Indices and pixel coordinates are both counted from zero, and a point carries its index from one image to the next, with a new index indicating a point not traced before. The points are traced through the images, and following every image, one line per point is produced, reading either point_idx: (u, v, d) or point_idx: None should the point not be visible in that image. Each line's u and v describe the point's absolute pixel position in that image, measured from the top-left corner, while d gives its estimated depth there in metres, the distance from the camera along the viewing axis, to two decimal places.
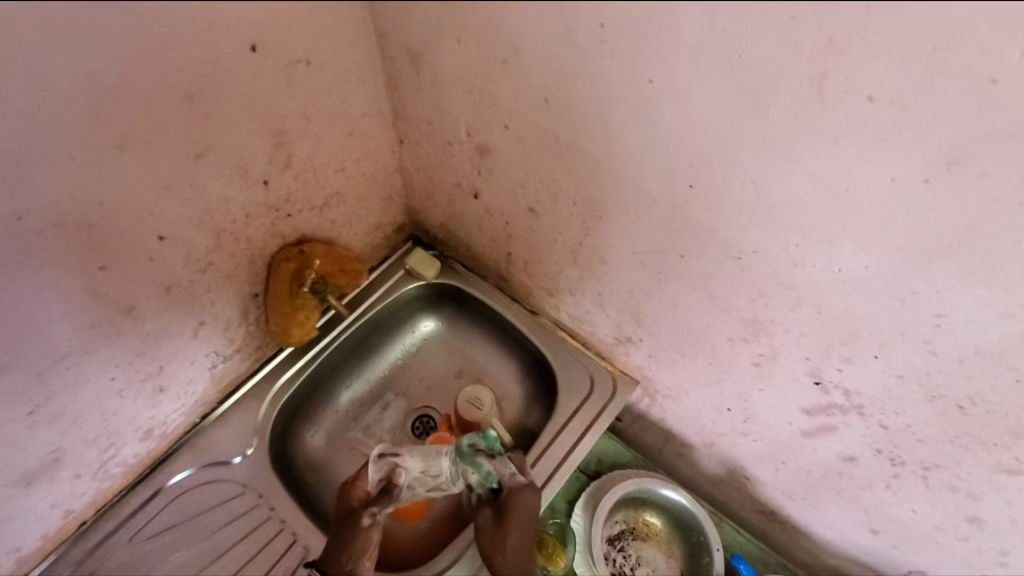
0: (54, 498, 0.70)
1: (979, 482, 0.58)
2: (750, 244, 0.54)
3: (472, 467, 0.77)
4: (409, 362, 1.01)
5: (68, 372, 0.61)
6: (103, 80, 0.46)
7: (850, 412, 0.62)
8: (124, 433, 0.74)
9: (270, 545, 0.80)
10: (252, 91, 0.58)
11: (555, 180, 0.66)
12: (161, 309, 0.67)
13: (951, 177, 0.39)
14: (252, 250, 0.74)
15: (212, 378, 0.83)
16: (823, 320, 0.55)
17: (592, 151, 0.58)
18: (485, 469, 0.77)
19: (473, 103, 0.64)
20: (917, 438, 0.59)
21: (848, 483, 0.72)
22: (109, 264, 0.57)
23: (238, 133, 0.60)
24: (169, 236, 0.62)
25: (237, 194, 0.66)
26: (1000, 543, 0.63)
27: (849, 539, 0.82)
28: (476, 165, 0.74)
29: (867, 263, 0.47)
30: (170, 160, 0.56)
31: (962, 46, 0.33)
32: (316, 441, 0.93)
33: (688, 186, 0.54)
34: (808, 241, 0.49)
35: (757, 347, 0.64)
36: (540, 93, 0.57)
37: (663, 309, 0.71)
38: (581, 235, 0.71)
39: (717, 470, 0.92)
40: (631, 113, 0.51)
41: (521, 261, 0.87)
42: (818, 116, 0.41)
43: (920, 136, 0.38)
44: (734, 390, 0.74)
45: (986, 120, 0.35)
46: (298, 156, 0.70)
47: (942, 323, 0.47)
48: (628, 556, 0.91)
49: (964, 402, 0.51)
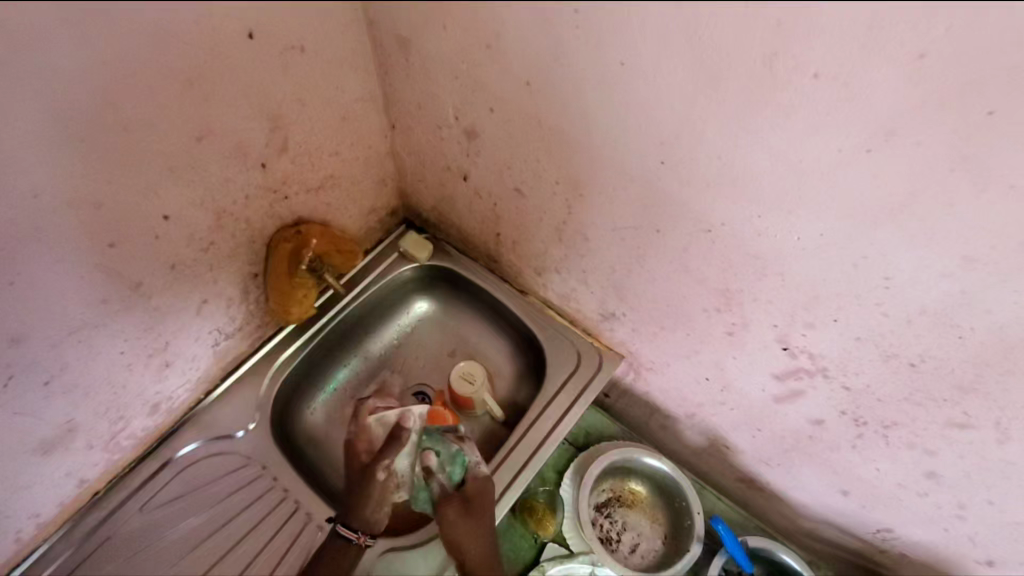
0: (70, 467, 0.74)
1: (933, 437, 0.62)
2: (719, 217, 0.58)
3: (443, 446, 0.88)
4: (404, 341, 1.05)
5: (81, 345, 0.65)
6: (112, 65, 0.50)
7: (816, 375, 0.66)
8: (133, 406, 0.78)
9: (273, 513, 0.84)
10: (250, 77, 0.62)
11: (539, 161, 0.69)
12: (167, 286, 0.71)
13: (889, 147, 0.43)
14: (251, 231, 0.77)
15: (216, 355, 0.87)
16: (788, 286, 0.59)
17: (572, 131, 0.62)
18: (455, 447, 0.87)
19: (459, 88, 0.68)
20: (876, 398, 0.63)
21: (818, 446, 0.77)
22: (118, 242, 0.61)
23: (238, 117, 0.64)
24: (174, 216, 0.65)
25: (237, 176, 0.69)
26: (956, 497, 0.67)
27: (822, 501, 0.86)
28: (464, 148, 0.78)
29: (822, 230, 0.51)
30: (173, 142, 0.59)
31: (891, 26, 0.37)
32: (316, 416, 0.98)
33: (660, 163, 0.57)
34: (769, 212, 0.53)
35: (729, 316, 0.69)
36: (522, 77, 0.60)
37: (643, 284, 0.75)
38: (564, 213, 0.74)
39: (698, 439, 0.97)
40: (605, 93, 0.55)
41: (509, 241, 0.91)
42: (772, 93, 0.45)
43: (860, 109, 0.42)
44: (711, 360, 0.78)
45: (916, 93, 0.39)
46: (294, 139, 0.73)
47: (891, 285, 0.51)
48: (615, 521, 0.96)
49: (915, 359, 0.56)
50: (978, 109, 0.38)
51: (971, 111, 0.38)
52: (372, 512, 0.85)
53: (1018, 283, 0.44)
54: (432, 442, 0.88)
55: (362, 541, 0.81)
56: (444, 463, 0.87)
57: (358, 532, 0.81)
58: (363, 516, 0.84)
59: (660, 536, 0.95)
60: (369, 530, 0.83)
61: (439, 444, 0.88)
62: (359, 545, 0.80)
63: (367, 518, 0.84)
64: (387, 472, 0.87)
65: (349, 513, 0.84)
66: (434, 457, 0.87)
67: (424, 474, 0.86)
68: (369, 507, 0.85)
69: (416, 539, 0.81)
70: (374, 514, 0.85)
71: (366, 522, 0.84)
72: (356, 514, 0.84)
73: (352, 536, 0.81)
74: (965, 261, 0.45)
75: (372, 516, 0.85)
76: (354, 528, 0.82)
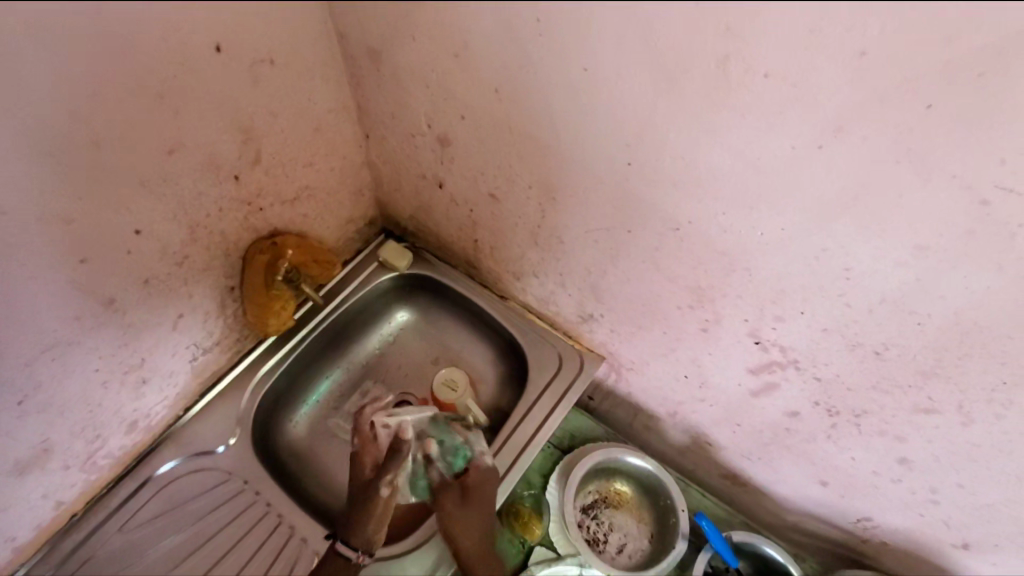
0: (45, 489, 0.72)
1: (902, 423, 0.64)
2: (686, 215, 0.59)
3: (448, 436, 0.87)
4: (386, 350, 1.05)
5: (54, 363, 0.64)
6: (78, 80, 0.50)
7: (788, 367, 0.68)
8: (109, 424, 0.77)
9: (256, 528, 0.83)
10: (221, 90, 0.62)
11: (511, 166, 0.70)
12: (141, 301, 0.70)
13: (839, 142, 0.45)
14: (227, 243, 0.77)
15: (194, 370, 0.86)
16: (756, 281, 0.60)
17: (541, 136, 0.63)
18: (460, 439, 0.86)
19: (430, 96, 0.69)
20: (846, 387, 0.65)
21: (795, 438, 0.78)
22: (89, 257, 0.61)
23: (209, 130, 0.64)
24: (146, 230, 0.65)
25: (210, 189, 0.69)
26: (928, 482, 0.69)
27: (803, 493, 0.88)
28: (438, 156, 0.79)
29: (783, 225, 0.53)
30: (143, 156, 0.59)
31: (833, 26, 0.39)
32: (299, 428, 0.97)
33: (627, 164, 0.59)
34: (733, 209, 0.55)
35: (702, 313, 0.70)
36: (490, 84, 0.61)
37: (618, 284, 0.76)
38: (539, 216, 0.75)
39: (681, 437, 0.98)
40: (570, 98, 0.56)
41: (487, 247, 0.91)
42: (726, 93, 0.47)
43: (811, 106, 0.44)
44: (688, 357, 0.79)
45: (859, 90, 0.41)
46: (267, 151, 0.73)
47: (851, 276, 0.53)
48: (601, 522, 0.96)
49: (879, 347, 0.57)
50: (918, 104, 0.40)
51: (910, 106, 0.40)
52: (373, 532, 0.80)
53: (966, 269, 0.46)
54: (437, 431, 0.88)
55: (360, 560, 0.79)
56: (446, 453, 0.86)
57: (357, 551, 0.79)
58: (363, 536, 0.79)
59: (647, 535, 0.96)
60: (369, 549, 0.79)
61: (444, 433, 0.88)
62: (359, 564, 0.78)
63: (365, 538, 0.80)
64: (390, 489, 0.82)
65: (350, 530, 0.80)
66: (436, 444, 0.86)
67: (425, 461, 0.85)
68: (369, 528, 0.80)
69: (398, 551, 0.80)
70: (372, 535, 0.80)
71: (366, 541, 0.80)
72: (356, 533, 0.80)
73: (350, 555, 0.79)
74: (917, 249, 0.47)
75: (374, 534, 0.80)
76: (352, 547, 0.79)
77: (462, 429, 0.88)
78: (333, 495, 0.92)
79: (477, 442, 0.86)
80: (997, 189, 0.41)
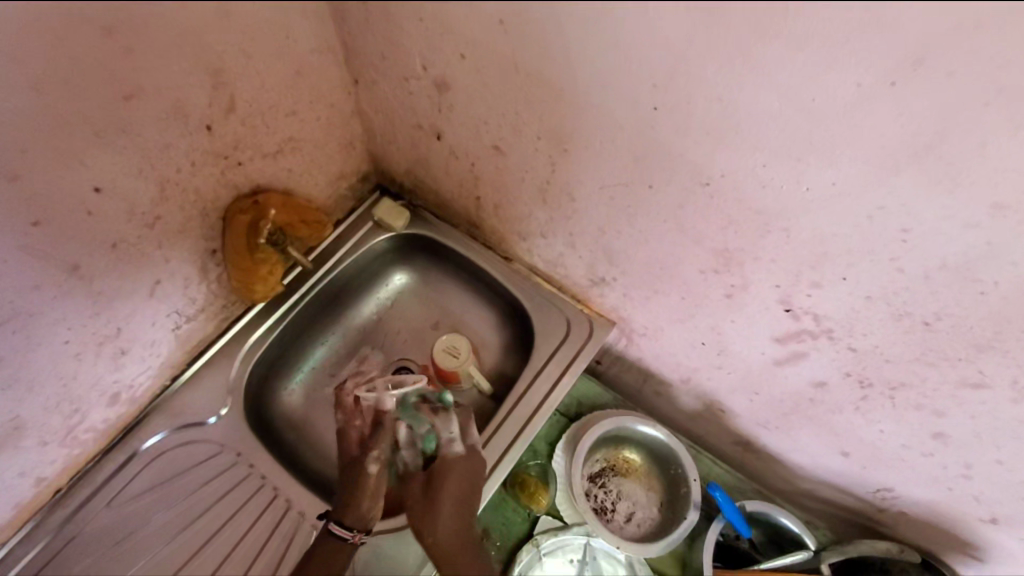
0: (23, 466, 0.69)
1: (943, 398, 0.59)
2: (718, 168, 0.52)
3: (416, 421, 0.82)
4: (383, 315, 1.00)
5: (16, 336, 0.58)
6: (2, 6, 0.42)
7: (820, 337, 0.62)
8: (88, 398, 0.72)
9: (252, 501, 0.80)
10: (182, 24, 0.54)
11: (518, 114, 0.62)
12: (110, 267, 0.64)
13: (917, 78, 0.37)
14: (203, 202, 0.70)
15: (177, 339, 0.81)
16: (794, 243, 0.54)
17: (553, 77, 0.55)
18: (426, 426, 0.82)
19: (425, 32, 0.60)
20: (884, 359, 0.59)
21: (819, 408, 0.74)
22: (42, 219, 0.54)
23: (172, 71, 0.56)
24: (107, 187, 0.58)
25: (179, 141, 0.62)
26: (962, 457, 0.64)
27: (822, 463, 0.84)
28: (435, 103, 0.70)
29: (835, 180, 0.46)
30: (93, 102, 0.51)
31: None
32: (294, 397, 0.93)
33: (652, 109, 0.51)
34: (775, 161, 0.48)
35: (728, 277, 0.64)
36: (493, 15, 0.53)
37: (635, 245, 0.70)
38: (548, 171, 0.68)
39: (693, 405, 0.94)
40: (589, 28, 0.48)
41: (490, 205, 0.84)
42: (781, 18, 0.39)
43: (887, 35, 0.36)
44: (707, 324, 0.74)
45: (952, 12, 0.34)
46: (242, 97, 0.65)
47: (908, 238, 0.46)
48: (609, 491, 0.93)
49: (930, 318, 0.51)
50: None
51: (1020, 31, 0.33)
52: (367, 509, 0.76)
53: None
54: (405, 415, 0.83)
55: (358, 540, 0.73)
56: (415, 438, 0.82)
57: (353, 531, 0.73)
58: (357, 513, 0.75)
59: (656, 504, 0.93)
60: (365, 527, 0.74)
61: (413, 417, 0.83)
62: (356, 542, 0.73)
63: (360, 517, 0.75)
64: (378, 464, 0.78)
65: (343, 510, 0.75)
66: (405, 429, 0.82)
67: (394, 446, 0.82)
68: (363, 505, 0.76)
69: (396, 524, 0.77)
70: (367, 511, 0.76)
71: (362, 518, 0.75)
72: (350, 511, 0.75)
73: (345, 535, 0.73)
74: (994, 208, 0.41)
75: (368, 511, 0.76)
76: (347, 527, 0.74)
77: (429, 414, 0.82)
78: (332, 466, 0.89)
79: (443, 429, 0.81)
80: None
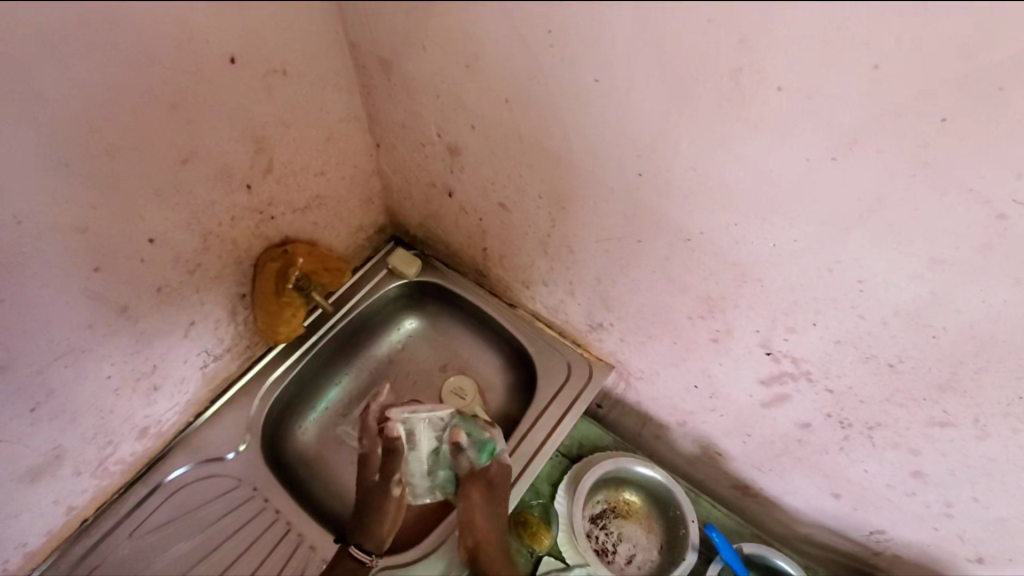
0: (58, 494, 0.74)
1: (916, 436, 0.63)
2: (697, 226, 0.59)
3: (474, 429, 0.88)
4: (394, 357, 1.05)
5: (68, 369, 0.65)
6: (94, 92, 0.50)
7: (800, 379, 0.67)
8: (120, 431, 0.77)
9: (266, 534, 0.83)
10: (234, 101, 0.63)
11: (521, 176, 0.71)
12: (153, 309, 0.71)
13: (853, 154, 0.44)
14: (238, 252, 0.78)
15: (204, 377, 0.87)
16: (768, 291, 0.60)
17: (552, 145, 0.63)
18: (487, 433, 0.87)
19: (440, 106, 0.69)
20: (859, 399, 0.64)
21: (807, 449, 0.77)
22: (103, 266, 0.61)
23: (221, 140, 0.65)
24: (159, 238, 0.66)
25: (221, 198, 0.70)
26: (943, 495, 0.68)
27: (815, 506, 0.87)
28: (448, 165, 0.79)
29: (795, 237, 0.53)
30: (155, 166, 0.60)
31: (848, 39, 0.39)
32: (307, 435, 0.97)
33: (637, 175, 0.59)
34: (744, 221, 0.55)
35: (713, 323, 0.69)
36: (500, 95, 0.61)
37: (629, 293, 0.76)
38: (548, 226, 0.76)
39: (690, 447, 0.97)
40: (582, 107, 0.56)
41: (496, 255, 0.91)
42: (738, 105, 0.47)
43: (822, 120, 0.44)
44: (698, 366, 0.79)
45: (873, 105, 0.41)
46: (279, 161, 0.74)
47: (864, 288, 0.52)
48: (610, 532, 0.96)
49: (893, 360, 0.57)
50: (933, 117, 0.39)
51: (926, 118, 0.40)
52: (385, 532, 0.82)
53: (983, 282, 0.45)
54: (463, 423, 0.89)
55: (374, 563, 0.79)
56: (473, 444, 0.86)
57: (371, 555, 0.79)
58: (376, 538, 0.81)
59: (657, 546, 0.95)
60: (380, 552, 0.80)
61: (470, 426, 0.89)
62: (371, 567, 0.79)
63: (377, 539, 0.81)
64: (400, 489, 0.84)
65: (361, 534, 0.81)
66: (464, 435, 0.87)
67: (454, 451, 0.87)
68: (383, 529, 0.82)
69: (408, 558, 0.80)
70: (383, 532, 0.82)
71: (378, 544, 0.81)
72: (367, 535, 0.81)
73: (364, 558, 0.79)
74: (933, 262, 0.47)
75: (384, 537, 0.82)
76: (366, 550, 0.80)
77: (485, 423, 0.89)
78: (340, 502, 0.93)
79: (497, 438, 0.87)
80: (1014, 203, 0.40)
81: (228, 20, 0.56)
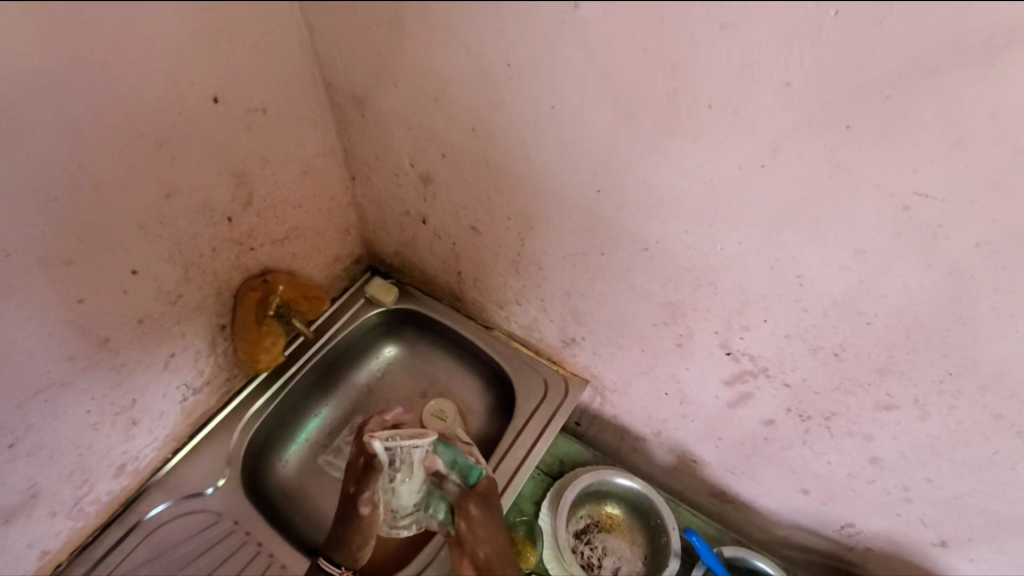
0: (31, 537, 0.73)
1: (868, 422, 0.68)
2: (653, 236, 0.65)
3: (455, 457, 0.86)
4: (373, 386, 1.07)
5: (47, 405, 0.65)
6: (85, 131, 0.54)
7: (759, 375, 0.72)
8: (97, 469, 0.77)
9: (248, 569, 0.82)
10: (217, 137, 0.67)
11: (490, 199, 0.75)
12: (134, 341, 0.72)
13: (779, 162, 0.51)
14: (218, 283, 0.80)
15: (183, 412, 0.87)
16: (721, 294, 0.65)
17: (516, 169, 0.68)
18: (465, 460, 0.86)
19: (412, 138, 0.74)
20: (814, 391, 0.69)
21: (774, 446, 0.81)
22: (86, 298, 0.63)
23: (203, 174, 0.68)
24: (142, 270, 0.68)
25: (203, 230, 0.73)
26: (899, 480, 0.72)
27: (788, 505, 0.90)
28: (421, 194, 0.84)
29: (738, 240, 0.59)
30: (141, 202, 0.63)
31: (761, 63, 0.45)
32: (288, 468, 0.97)
33: (596, 191, 0.64)
34: (693, 227, 0.61)
35: (676, 328, 0.74)
36: (468, 124, 0.67)
37: (596, 305, 0.80)
38: (518, 245, 0.80)
39: (667, 457, 1.00)
40: (542, 133, 0.62)
41: (471, 278, 0.95)
42: (677, 122, 0.53)
43: (750, 132, 0.50)
44: (666, 373, 0.83)
45: (790, 118, 0.47)
46: (258, 194, 0.78)
47: (803, 282, 0.58)
48: (595, 547, 0.97)
49: (837, 349, 0.62)
50: (839, 124, 0.46)
51: (833, 125, 0.46)
52: (357, 549, 0.82)
53: (901, 268, 0.52)
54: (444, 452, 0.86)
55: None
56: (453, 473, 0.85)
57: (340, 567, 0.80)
58: (347, 552, 0.81)
59: (641, 557, 0.96)
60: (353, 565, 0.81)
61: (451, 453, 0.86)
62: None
63: (349, 555, 0.81)
64: (369, 507, 0.82)
65: (335, 547, 0.82)
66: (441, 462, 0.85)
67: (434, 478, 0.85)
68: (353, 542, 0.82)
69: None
70: (357, 551, 0.82)
71: (351, 558, 0.81)
72: (340, 549, 0.82)
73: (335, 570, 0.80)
74: (857, 253, 0.53)
75: (357, 553, 0.82)
76: (336, 563, 0.81)
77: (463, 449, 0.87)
78: (322, 534, 0.92)
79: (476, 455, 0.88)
80: (917, 196, 0.47)
81: (212, 64, 0.61)
